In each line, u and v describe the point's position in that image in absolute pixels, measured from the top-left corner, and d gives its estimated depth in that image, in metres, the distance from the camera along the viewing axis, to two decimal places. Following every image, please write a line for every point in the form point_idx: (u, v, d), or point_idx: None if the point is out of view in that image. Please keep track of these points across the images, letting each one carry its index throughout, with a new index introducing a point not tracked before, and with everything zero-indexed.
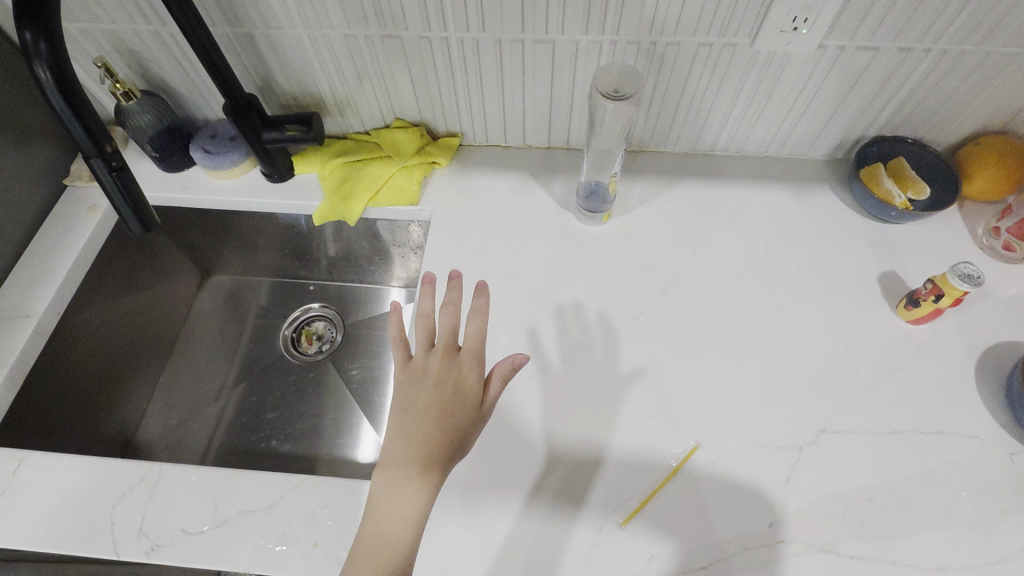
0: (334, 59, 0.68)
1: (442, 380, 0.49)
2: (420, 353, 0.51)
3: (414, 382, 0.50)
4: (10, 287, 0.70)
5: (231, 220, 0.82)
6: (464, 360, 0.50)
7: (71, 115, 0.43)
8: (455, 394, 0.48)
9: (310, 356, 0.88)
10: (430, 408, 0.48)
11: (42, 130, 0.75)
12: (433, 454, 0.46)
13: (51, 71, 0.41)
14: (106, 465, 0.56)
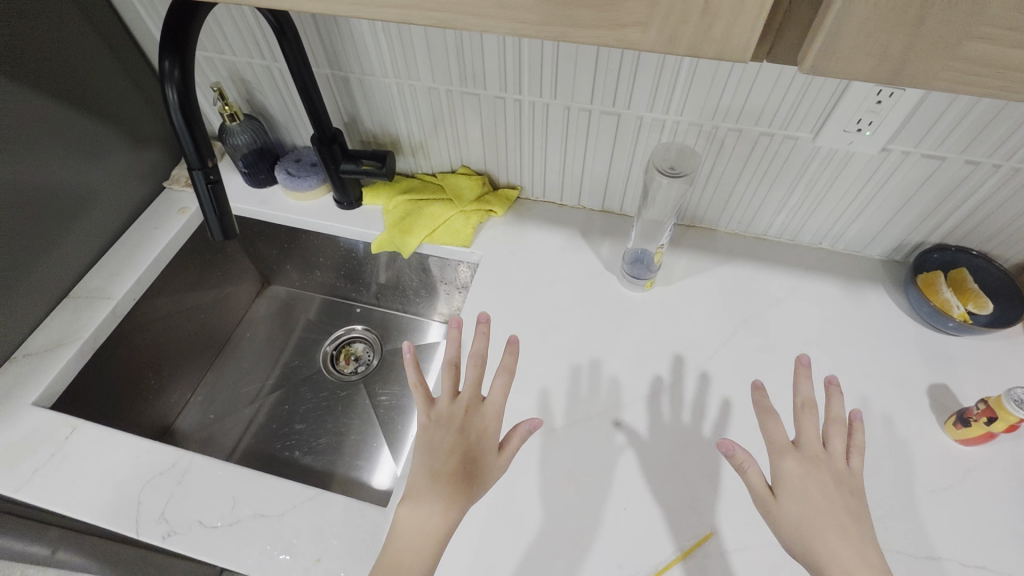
0: (416, 106, 0.74)
1: (465, 429, 0.51)
2: (444, 400, 0.53)
3: (437, 427, 0.51)
4: (100, 270, 0.77)
5: (298, 237, 0.89)
6: (487, 411, 0.51)
7: (185, 129, 0.49)
8: (477, 444, 0.50)
9: (345, 376, 0.92)
10: (453, 455, 0.49)
11: (155, 137, 0.85)
12: (452, 499, 0.47)
13: (178, 92, 0.48)
14: (145, 446, 0.60)
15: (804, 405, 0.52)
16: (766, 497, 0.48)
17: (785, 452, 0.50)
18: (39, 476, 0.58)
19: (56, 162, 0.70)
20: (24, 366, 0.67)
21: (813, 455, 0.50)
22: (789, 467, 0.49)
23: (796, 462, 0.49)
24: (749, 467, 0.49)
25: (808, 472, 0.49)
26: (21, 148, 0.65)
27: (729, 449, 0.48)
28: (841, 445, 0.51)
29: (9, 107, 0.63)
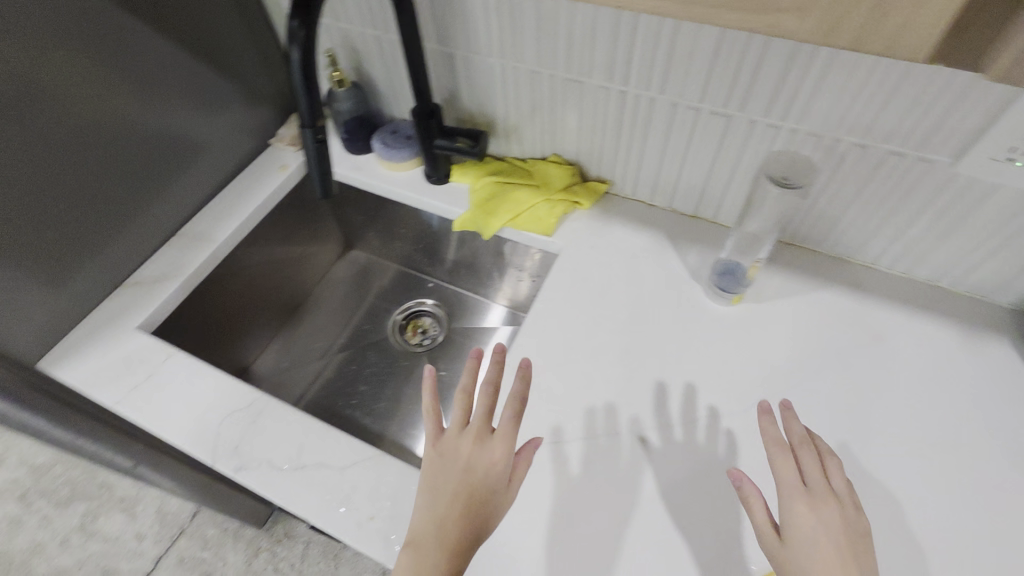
0: (516, 88, 0.73)
1: (472, 463, 0.49)
2: (452, 431, 0.51)
3: (444, 460, 0.50)
4: (205, 215, 0.82)
5: (385, 206, 0.91)
6: (497, 442, 0.49)
7: (304, 88, 0.51)
8: (484, 480, 0.48)
9: (410, 346, 0.94)
10: (459, 493, 0.47)
11: (268, 95, 0.90)
12: (457, 543, 0.45)
13: (302, 52, 0.49)
14: (226, 381, 0.64)
15: (801, 441, 0.50)
16: (771, 540, 0.46)
17: (789, 489, 0.47)
18: (135, 394, 0.64)
19: (176, 110, 0.75)
20: (135, 294, 0.73)
21: (819, 492, 0.47)
22: (794, 507, 0.46)
23: (800, 501, 0.46)
24: (755, 506, 0.47)
25: (817, 514, 0.45)
26: (147, 94, 0.70)
27: (737, 479, 0.48)
28: (845, 482, 0.48)
29: (140, 55, 0.68)
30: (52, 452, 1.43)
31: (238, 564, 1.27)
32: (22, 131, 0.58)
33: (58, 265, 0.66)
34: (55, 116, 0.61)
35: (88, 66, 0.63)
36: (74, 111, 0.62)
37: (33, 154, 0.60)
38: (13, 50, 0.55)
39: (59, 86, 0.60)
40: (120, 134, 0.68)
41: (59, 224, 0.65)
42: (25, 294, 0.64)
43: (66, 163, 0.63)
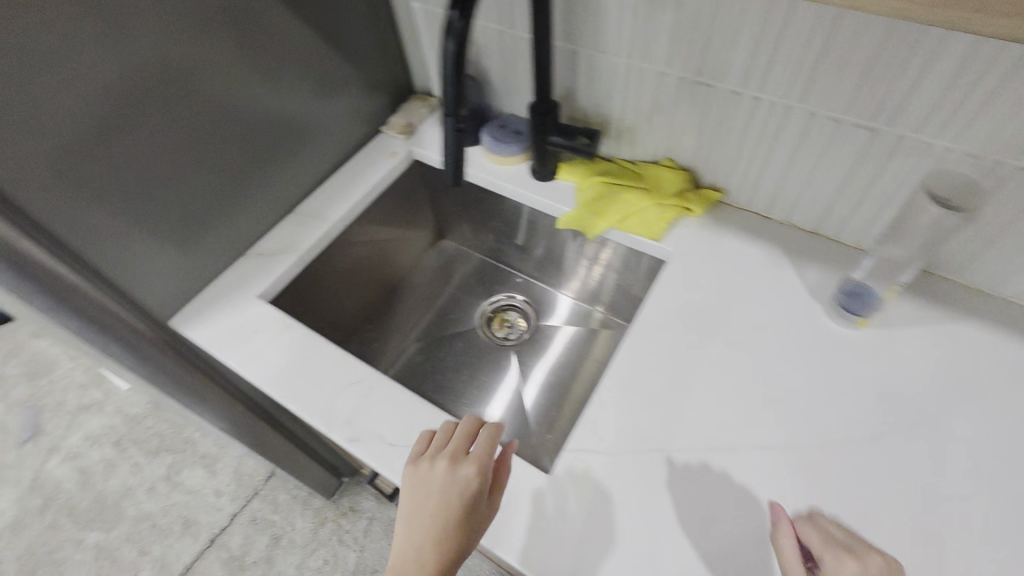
0: (638, 89, 0.72)
1: (449, 489, 0.51)
2: (430, 457, 0.53)
3: (422, 484, 0.51)
4: (319, 195, 0.85)
5: (485, 199, 0.92)
6: (474, 468, 0.51)
7: (453, 78, 0.52)
8: (461, 508, 0.50)
9: (495, 339, 0.96)
10: (435, 520, 0.50)
11: (383, 84, 0.92)
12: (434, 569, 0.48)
13: (456, 43, 0.50)
14: (341, 356, 0.67)
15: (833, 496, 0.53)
16: None
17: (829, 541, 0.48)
18: (257, 357, 0.68)
19: (297, 94, 0.78)
20: (257, 264, 0.77)
21: (858, 547, 0.47)
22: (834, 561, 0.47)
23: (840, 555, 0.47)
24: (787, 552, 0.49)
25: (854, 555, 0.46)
26: (271, 79, 0.74)
27: (778, 513, 0.51)
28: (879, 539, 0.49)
29: (268, 41, 0.71)
30: (145, 404, 1.54)
31: (306, 529, 1.33)
32: (164, 109, 0.63)
33: (187, 233, 0.71)
34: (192, 96, 0.65)
35: (223, 51, 0.66)
36: (208, 93, 0.66)
37: (173, 126, 0.64)
38: (164, 34, 0.59)
39: (198, 69, 0.64)
40: (244, 116, 0.72)
41: (189, 197, 0.69)
42: (159, 257, 0.68)
43: (197, 142, 0.68)
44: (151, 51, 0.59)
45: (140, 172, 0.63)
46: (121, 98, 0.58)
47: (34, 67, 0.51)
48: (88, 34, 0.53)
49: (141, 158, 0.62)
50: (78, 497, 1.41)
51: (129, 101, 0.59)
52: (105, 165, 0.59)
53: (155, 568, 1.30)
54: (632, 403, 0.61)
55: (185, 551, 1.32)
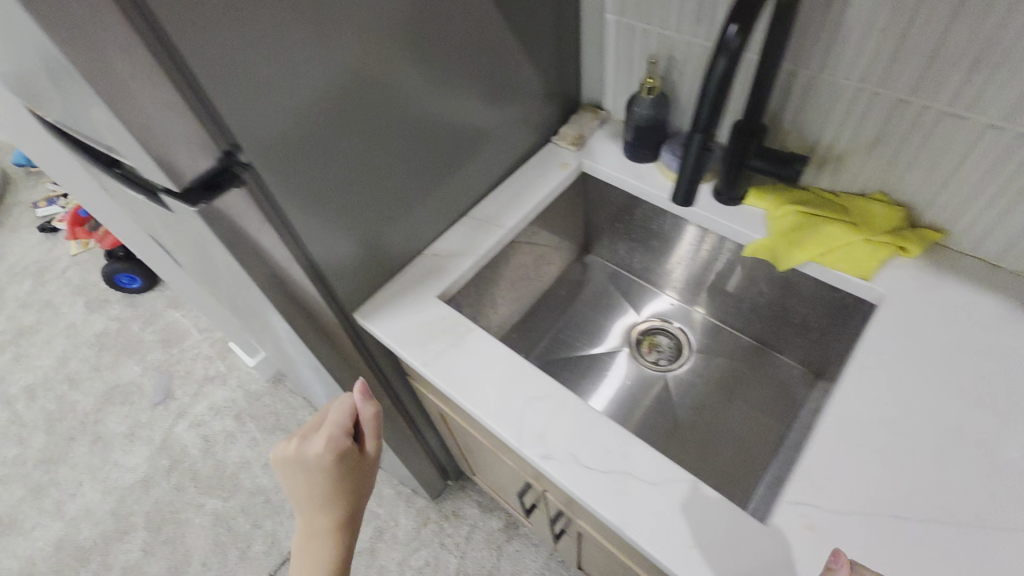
0: (863, 117, 0.66)
1: (340, 476, 0.58)
2: (320, 451, 0.57)
3: (312, 473, 0.57)
4: (490, 201, 0.85)
5: (653, 219, 0.89)
6: (336, 443, 0.58)
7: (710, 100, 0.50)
8: (325, 479, 0.57)
9: (638, 356, 0.94)
10: (323, 498, 0.58)
11: (560, 94, 0.91)
12: (330, 540, 0.57)
13: (726, 63, 0.47)
14: (527, 367, 0.65)
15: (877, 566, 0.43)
16: None
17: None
18: (442, 359, 0.68)
19: (469, 98, 0.73)
20: (435, 264, 0.78)
21: None
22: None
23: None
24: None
25: None
26: (446, 80, 0.68)
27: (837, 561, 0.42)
28: None
29: (446, 40, 0.65)
30: (265, 382, 1.62)
31: (409, 527, 1.35)
32: (351, 117, 0.59)
33: (375, 232, 0.70)
34: (374, 102, 0.60)
35: (404, 52, 0.60)
36: (395, 97, 0.62)
37: (372, 128, 0.62)
38: (353, 37, 0.54)
39: (381, 73, 0.59)
40: (418, 121, 0.67)
41: (378, 199, 0.68)
42: (351, 255, 0.69)
43: (389, 143, 0.65)
44: (359, 50, 0.55)
45: (331, 181, 0.60)
46: (331, 103, 0.56)
47: (263, 78, 0.48)
48: (297, 42, 0.49)
49: (332, 167, 0.60)
50: (200, 463, 1.50)
51: (328, 110, 0.56)
52: (304, 174, 0.57)
53: (266, 543, 1.35)
54: (852, 458, 0.56)
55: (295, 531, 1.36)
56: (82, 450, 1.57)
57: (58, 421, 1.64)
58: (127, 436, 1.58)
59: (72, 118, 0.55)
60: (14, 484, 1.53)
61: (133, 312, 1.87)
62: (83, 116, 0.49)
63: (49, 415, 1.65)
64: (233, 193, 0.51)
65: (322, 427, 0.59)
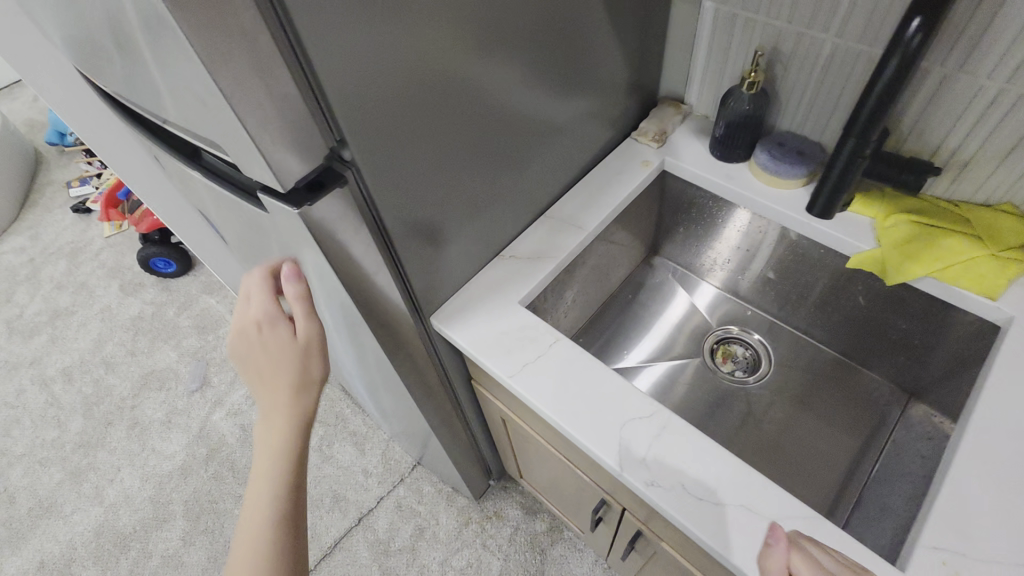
0: (1002, 120, 0.60)
1: (268, 345, 0.56)
2: (249, 321, 0.57)
3: (239, 337, 0.57)
4: (569, 201, 0.80)
5: (739, 223, 0.84)
6: (270, 316, 0.57)
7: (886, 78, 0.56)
8: (264, 356, 0.56)
9: (708, 359, 0.91)
10: (267, 380, 0.56)
11: (642, 87, 0.85)
12: (277, 420, 0.56)
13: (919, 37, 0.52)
14: (623, 384, 0.61)
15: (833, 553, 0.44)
16: None
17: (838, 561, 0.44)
18: (529, 371, 0.63)
19: (542, 87, 0.66)
20: (515, 267, 0.73)
21: None
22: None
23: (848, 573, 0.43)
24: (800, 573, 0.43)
25: None
26: (518, 66, 0.60)
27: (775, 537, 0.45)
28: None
29: (516, 19, 0.56)
30: None
31: (450, 527, 1.32)
32: (429, 117, 0.52)
33: (460, 238, 0.66)
34: (450, 97, 0.53)
35: (476, 36, 0.52)
36: (474, 88, 0.55)
37: (454, 126, 0.56)
38: (427, 26, 0.46)
39: (455, 62, 0.51)
40: (490, 113, 0.60)
41: (461, 204, 0.63)
42: (435, 261, 0.64)
43: (471, 139, 0.59)
44: (438, 39, 0.48)
45: (418, 186, 0.55)
46: (416, 104, 0.49)
47: (350, 83, 0.42)
48: (376, 39, 0.42)
49: (415, 173, 0.54)
50: (238, 453, 1.48)
51: (412, 112, 0.49)
52: (391, 183, 0.52)
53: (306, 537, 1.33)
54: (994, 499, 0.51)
55: (335, 526, 1.34)
56: (120, 435, 1.56)
57: (95, 404, 1.63)
58: (163, 423, 1.57)
59: (162, 108, 0.52)
60: (53, 467, 1.52)
61: (168, 296, 1.86)
62: (185, 108, 0.45)
63: (86, 399, 1.65)
64: (336, 192, 0.47)
65: (245, 297, 0.59)
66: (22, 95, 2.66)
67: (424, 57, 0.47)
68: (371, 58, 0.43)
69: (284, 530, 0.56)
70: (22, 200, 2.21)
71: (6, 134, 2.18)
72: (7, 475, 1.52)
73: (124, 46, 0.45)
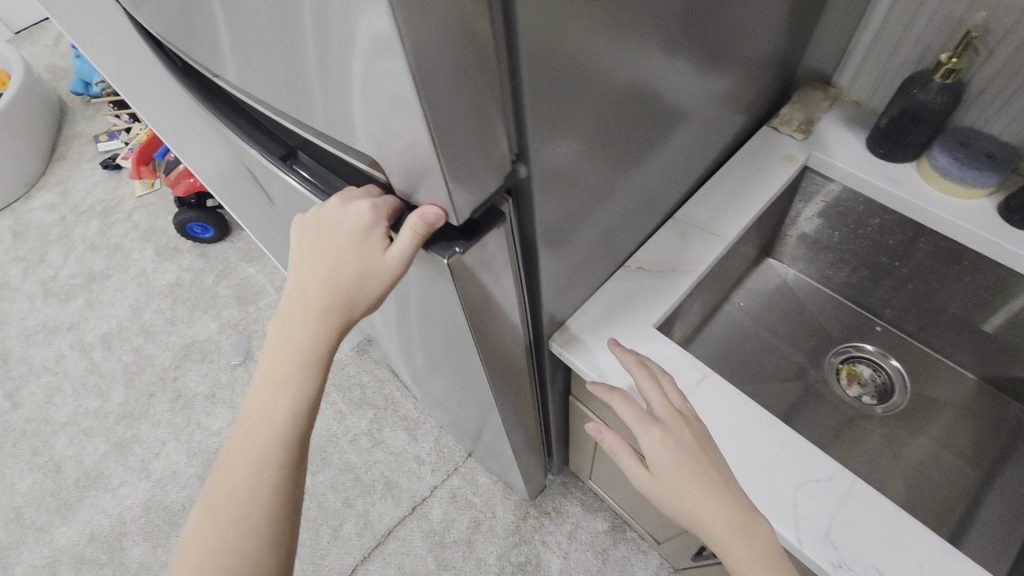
0: None
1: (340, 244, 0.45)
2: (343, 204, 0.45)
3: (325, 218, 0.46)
4: (701, 200, 0.69)
5: (891, 232, 0.73)
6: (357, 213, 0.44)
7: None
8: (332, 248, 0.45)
9: (831, 363, 0.84)
10: (326, 276, 0.46)
11: (789, 68, 0.73)
12: (316, 321, 0.46)
13: None
14: (791, 437, 0.51)
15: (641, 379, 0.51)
16: (643, 475, 0.49)
17: (637, 423, 0.48)
18: None
19: (689, 66, 0.53)
20: (645, 282, 0.63)
21: (666, 418, 0.49)
22: (648, 442, 0.48)
23: (647, 429, 0.48)
24: (619, 454, 0.51)
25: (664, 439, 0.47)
26: (663, 47, 0.47)
27: (598, 432, 0.52)
28: (660, 398, 0.50)
29: None
30: (350, 351, 1.53)
31: (508, 520, 1.27)
32: (570, 119, 0.41)
33: (585, 250, 0.57)
34: (597, 94, 0.42)
35: (637, 9, 0.41)
36: (615, 77, 0.43)
37: (590, 125, 0.44)
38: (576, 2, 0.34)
39: (599, 47, 0.39)
40: (637, 105, 0.49)
41: (587, 214, 0.53)
42: (562, 274, 0.55)
43: (604, 137, 0.48)
44: (586, 18, 0.36)
45: (550, 199, 0.45)
46: (557, 107, 0.38)
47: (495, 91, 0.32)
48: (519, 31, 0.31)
49: (562, 186, 0.46)
50: None
51: (552, 118, 0.38)
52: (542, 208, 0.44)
53: (359, 523, 1.29)
54: None
55: (388, 514, 1.30)
56: (163, 407, 1.52)
57: (136, 374, 1.59)
58: (208, 397, 1.52)
59: (281, 101, 0.43)
60: (98, 437, 1.49)
61: (205, 262, 1.78)
62: (333, 111, 0.36)
63: (127, 368, 1.60)
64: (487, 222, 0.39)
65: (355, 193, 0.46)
66: (43, 37, 2.51)
67: (571, 48, 0.36)
68: (544, 56, 0.34)
69: (292, 451, 0.49)
70: (50, 153, 2.12)
71: (31, 81, 2.06)
72: (51, 443, 1.50)
73: (248, 26, 0.35)
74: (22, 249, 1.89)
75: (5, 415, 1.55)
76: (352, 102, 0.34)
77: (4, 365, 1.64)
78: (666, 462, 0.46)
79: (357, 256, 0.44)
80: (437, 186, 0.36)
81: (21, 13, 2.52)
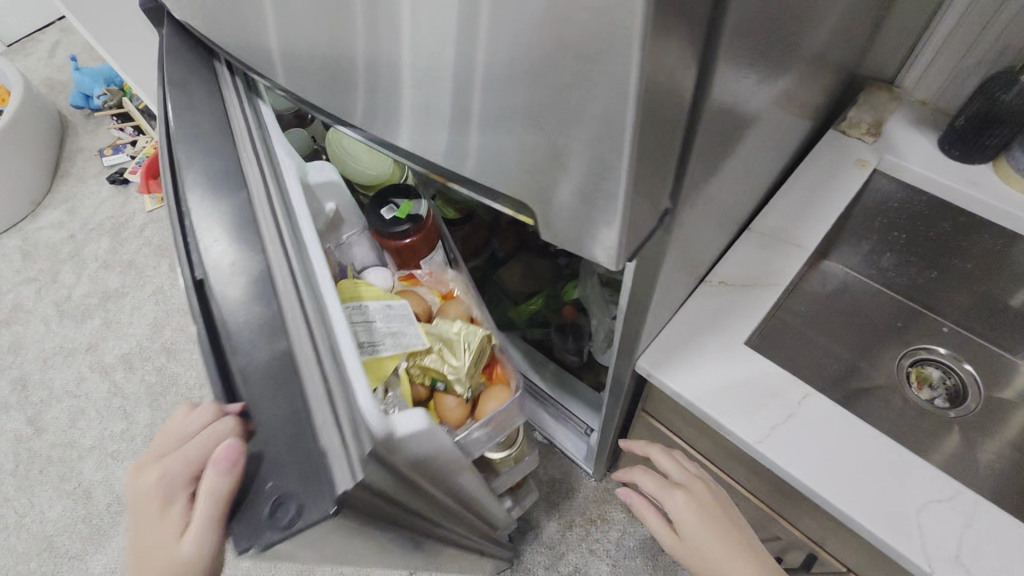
0: None
1: (142, 534, 0.39)
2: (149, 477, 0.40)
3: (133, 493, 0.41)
4: (777, 209, 0.67)
5: (966, 234, 0.71)
6: (174, 484, 0.40)
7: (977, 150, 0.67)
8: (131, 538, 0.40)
9: (904, 360, 0.83)
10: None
11: (854, 70, 0.71)
12: None
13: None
14: (905, 456, 0.50)
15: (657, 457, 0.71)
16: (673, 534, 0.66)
17: (665, 491, 0.66)
18: (784, 436, 0.52)
19: (787, 79, 0.52)
20: (731, 297, 0.61)
21: (683, 480, 0.68)
22: (676, 505, 0.65)
23: (673, 494, 0.66)
24: (649, 517, 0.69)
25: (687, 499, 0.65)
26: (771, 66, 0.45)
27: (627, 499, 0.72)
28: (676, 466, 0.69)
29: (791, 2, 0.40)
30: None
31: (553, 530, 1.25)
32: (692, 159, 0.39)
33: (678, 273, 0.55)
34: (721, 125, 0.40)
35: (762, 37, 0.39)
36: (736, 106, 0.41)
37: (709, 158, 0.42)
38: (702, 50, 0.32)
39: (728, 83, 0.37)
40: (742, 130, 0.48)
41: (686, 240, 0.52)
42: (662, 298, 0.54)
43: (716, 168, 0.46)
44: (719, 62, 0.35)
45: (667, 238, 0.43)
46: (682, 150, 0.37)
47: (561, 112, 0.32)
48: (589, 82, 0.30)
49: (680, 221, 0.44)
50: None
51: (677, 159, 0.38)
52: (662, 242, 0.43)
53: None
54: None
55: None
56: None
57: (161, 394, 1.55)
58: None
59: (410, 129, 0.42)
60: (126, 461, 1.47)
61: None
62: (505, 139, 0.37)
63: (150, 389, 1.57)
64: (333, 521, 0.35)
65: (170, 448, 0.42)
66: (36, 50, 2.45)
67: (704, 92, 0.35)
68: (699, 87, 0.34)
69: None
70: (53, 169, 2.07)
71: (31, 97, 2.01)
72: (79, 469, 1.47)
73: None
74: (32, 270, 1.85)
75: (29, 441, 1.52)
76: (541, 133, 0.34)
77: (24, 390, 1.61)
78: (692, 519, 0.63)
79: (152, 546, 0.38)
80: (607, 215, 0.36)
81: (12, 27, 2.45)
